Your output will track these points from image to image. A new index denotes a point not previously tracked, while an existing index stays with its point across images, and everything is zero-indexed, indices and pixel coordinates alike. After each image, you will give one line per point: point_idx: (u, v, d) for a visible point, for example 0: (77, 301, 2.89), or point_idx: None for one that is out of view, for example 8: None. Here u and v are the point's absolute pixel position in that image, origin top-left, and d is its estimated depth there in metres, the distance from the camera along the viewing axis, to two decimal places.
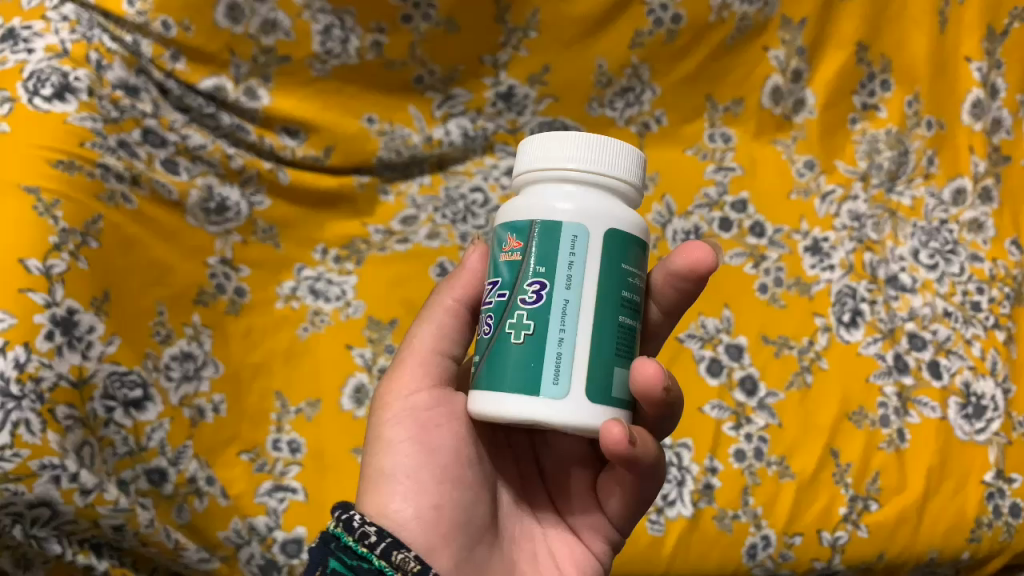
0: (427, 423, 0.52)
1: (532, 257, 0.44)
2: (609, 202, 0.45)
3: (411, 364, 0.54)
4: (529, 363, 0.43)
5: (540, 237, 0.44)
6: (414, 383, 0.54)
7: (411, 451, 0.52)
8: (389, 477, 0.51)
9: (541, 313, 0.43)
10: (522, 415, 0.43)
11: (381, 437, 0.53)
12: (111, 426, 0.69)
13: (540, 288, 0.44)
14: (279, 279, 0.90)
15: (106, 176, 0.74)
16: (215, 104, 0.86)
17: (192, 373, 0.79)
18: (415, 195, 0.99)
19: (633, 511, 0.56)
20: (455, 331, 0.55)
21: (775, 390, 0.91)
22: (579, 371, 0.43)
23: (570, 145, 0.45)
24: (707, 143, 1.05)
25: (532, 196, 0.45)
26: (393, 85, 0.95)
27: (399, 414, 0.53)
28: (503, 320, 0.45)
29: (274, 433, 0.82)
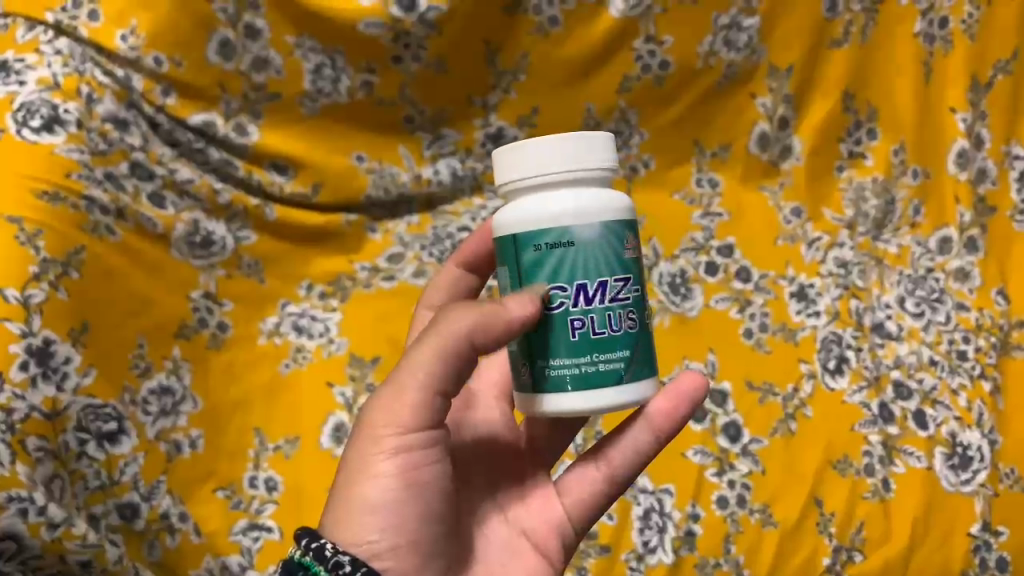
0: (414, 460, 0.51)
1: (622, 255, 0.50)
2: (601, 192, 0.49)
3: (404, 391, 0.50)
4: (637, 352, 0.50)
5: (613, 235, 0.49)
6: (407, 417, 0.50)
7: (393, 485, 0.51)
8: (366, 508, 0.50)
9: (641, 302, 0.51)
10: (650, 391, 0.51)
11: (361, 462, 0.51)
12: (83, 459, 0.68)
13: (626, 282, 0.50)
14: (262, 314, 0.91)
15: (91, 209, 0.74)
16: (204, 139, 0.87)
17: (169, 408, 0.79)
18: (403, 233, 1.00)
19: (591, 512, 0.59)
20: (454, 365, 0.50)
21: (759, 436, 0.91)
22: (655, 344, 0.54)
23: (557, 149, 0.49)
24: (694, 188, 1.07)
25: (528, 203, 0.49)
26: (383, 124, 0.96)
27: (385, 446, 0.51)
28: (608, 318, 0.49)
29: (251, 469, 0.81)
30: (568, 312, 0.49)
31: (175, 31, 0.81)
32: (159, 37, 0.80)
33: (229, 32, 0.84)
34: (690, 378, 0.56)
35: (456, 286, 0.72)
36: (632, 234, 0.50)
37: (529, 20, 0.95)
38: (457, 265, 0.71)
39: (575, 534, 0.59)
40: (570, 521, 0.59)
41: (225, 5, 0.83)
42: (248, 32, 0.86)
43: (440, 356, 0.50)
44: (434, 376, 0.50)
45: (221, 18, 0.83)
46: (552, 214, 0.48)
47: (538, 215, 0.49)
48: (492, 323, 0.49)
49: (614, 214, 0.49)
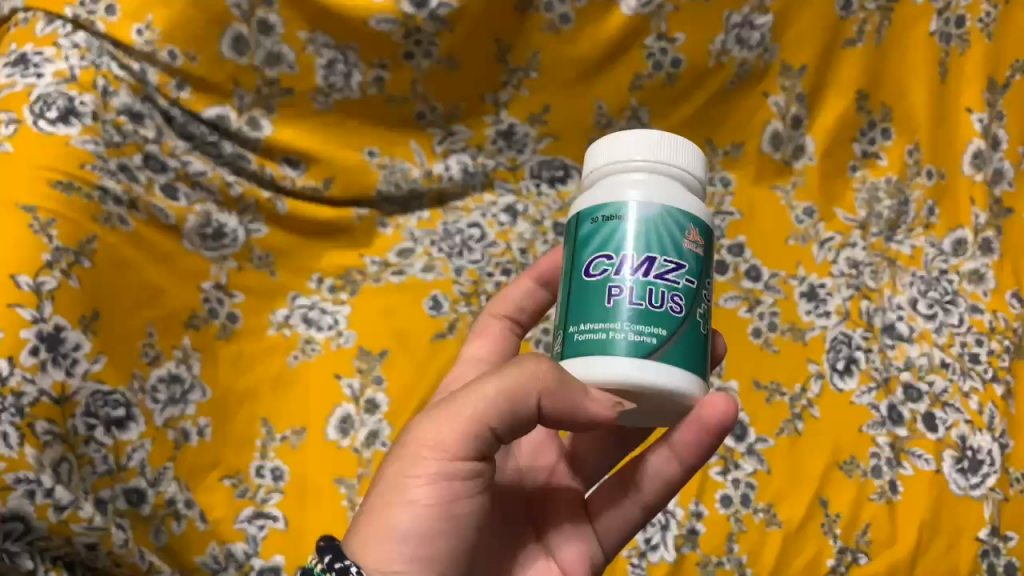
0: (454, 492, 0.47)
1: (680, 243, 0.47)
2: (680, 188, 0.49)
3: (453, 418, 0.46)
4: (678, 340, 0.47)
5: (676, 219, 0.47)
6: (453, 445, 0.46)
7: (429, 516, 0.47)
8: (397, 536, 0.46)
9: (693, 295, 0.48)
10: (686, 387, 0.47)
11: (396, 484, 0.47)
12: (92, 444, 0.69)
13: (681, 269, 0.47)
14: (272, 306, 0.92)
15: (104, 199, 0.76)
16: (218, 132, 0.88)
17: (178, 396, 0.80)
18: (413, 229, 1.01)
19: (623, 534, 0.57)
20: (514, 402, 0.46)
21: (765, 436, 0.90)
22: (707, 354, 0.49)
23: (641, 141, 0.50)
24: (706, 187, 1.06)
25: (602, 184, 0.49)
26: (393, 120, 0.98)
27: (425, 473, 0.47)
28: (651, 293, 0.46)
29: (258, 459, 0.83)
30: (608, 280, 0.47)
31: (190, 27, 0.82)
32: (173, 32, 0.81)
33: (242, 28, 0.85)
34: (711, 402, 0.48)
35: (527, 300, 0.69)
36: (698, 231, 0.48)
37: (540, 17, 0.95)
38: (532, 279, 0.69)
39: (603, 558, 0.57)
40: (599, 544, 0.57)
41: (239, 1, 0.84)
42: (261, 27, 0.86)
43: (502, 394, 0.46)
44: (493, 412, 0.46)
45: (236, 14, 0.84)
46: (620, 194, 0.48)
47: (607, 193, 0.49)
48: (569, 414, 0.45)
49: (690, 208, 0.48)
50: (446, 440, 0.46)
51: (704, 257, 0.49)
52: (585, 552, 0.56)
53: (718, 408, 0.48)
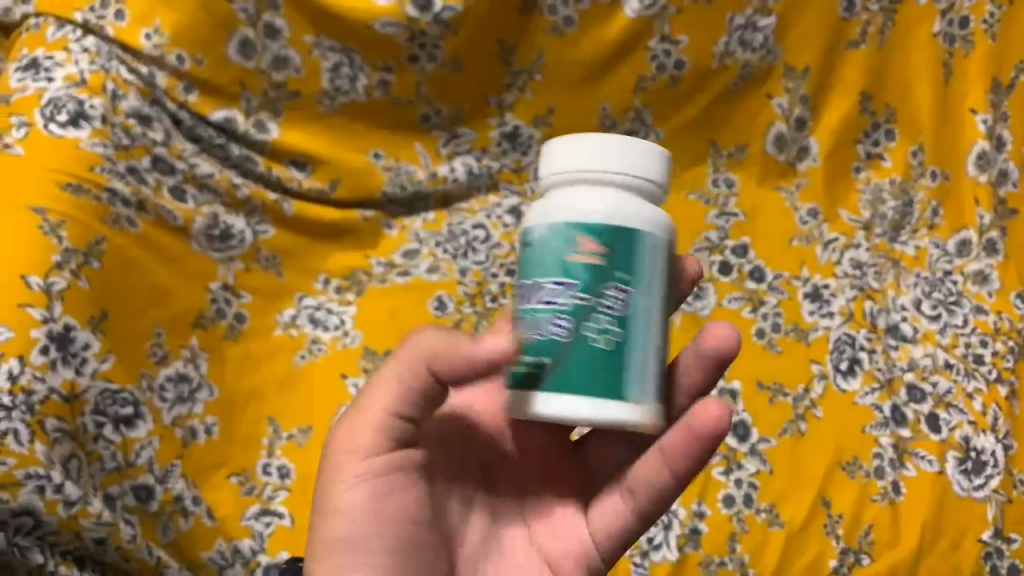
0: (376, 492, 0.54)
1: (621, 266, 0.47)
2: (636, 201, 0.48)
3: (363, 421, 0.53)
4: (620, 368, 0.47)
5: (616, 239, 0.47)
6: (367, 444, 0.53)
7: (363, 512, 0.53)
8: (338, 539, 0.53)
9: (636, 316, 0.47)
10: (610, 417, 0.47)
11: (328, 494, 0.54)
12: (101, 441, 0.70)
13: (623, 292, 0.47)
14: (279, 307, 0.93)
15: (113, 201, 0.77)
16: (225, 135, 0.89)
17: (186, 395, 0.81)
18: (418, 230, 1.02)
19: (624, 539, 0.56)
20: (409, 388, 0.53)
21: (768, 436, 0.91)
22: (652, 373, 0.48)
23: (593, 147, 0.49)
24: (711, 188, 1.07)
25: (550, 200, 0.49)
26: (399, 123, 0.99)
27: (353, 476, 0.54)
28: (588, 323, 0.46)
29: (265, 457, 0.84)
30: (531, 313, 0.48)
31: (198, 31, 0.83)
32: (181, 36, 0.83)
33: (249, 31, 0.86)
34: (702, 409, 0.51)
35: None
36: (631, 247, 0.47)
37: (544, 20, 0.96)
38: None
39: (602, 562, 0.57)
40: (596, 548, 0.56)
41: (246, 5, 0.85)
42: (268, 31, 0.88)
43: (399, 383, 0.53)
44: (382, 406, 0.53)
45: (242, 18, 0.86)
46: (554, 217, 0.48)
47: (550, 212, 0.48)
48: (462, 365, 0.52)
49: (636, 224, 0.47)
50: (360, 445, 0.53)
51: (644, 273, 0.48)
52: (579, 553, 0.56)
53: (715, 410, 0.51)
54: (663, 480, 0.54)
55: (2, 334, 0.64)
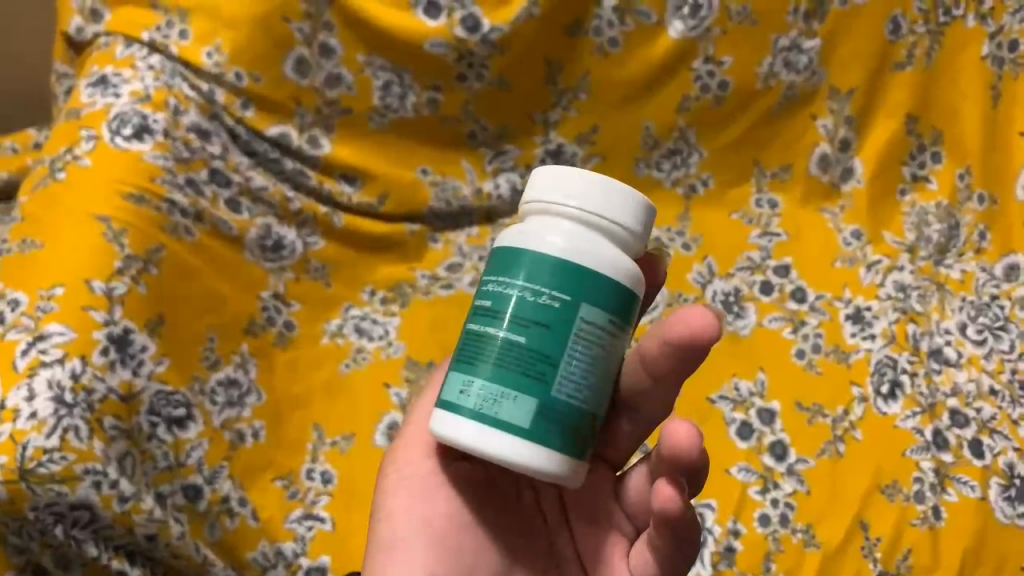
0: (420, 490, 0.59)
1: (484, 282, 0.51)
2: (563, 224, 0.49)
3: (407, 438, 0.61)
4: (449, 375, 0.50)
5: (498, 257, 0.51)
6: (409, 454, 0.60)
7: (406, 519, 0.58)
8: (385, 547, 0.57)
9: (473, 328, 0.49)
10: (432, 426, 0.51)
11: (379, 506, 0.60)
12: (154, 440, 0.73)
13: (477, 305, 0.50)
14: (326, 316, 0.96)
15: (172, 211, 0.80)
16: (279, 150, 0.92)
17: (236, 399, 0.84)
18: (462, 244, 1.05)
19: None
20: None
21: (805, 456, 0.91)
22: (453, 383, 0.49)
23: (576, 185, 0.50)
24: (754, 208, 1.08)
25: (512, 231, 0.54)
26: (446, 140, 1.02)
27: (396, 485, 0.59)
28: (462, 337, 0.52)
29: (309, 462, 0.86)
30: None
31: (255, 50, 0.87)
32: (240, 55, 0.87)
33: (305, 50, 0.90)
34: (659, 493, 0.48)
35: None
36: (497, 263, 0.51)
37: (589, 41, 0.98)
38: None
39: None
40: None
41: (303, 25, 0.89)
42: (323, 51, 0.91)
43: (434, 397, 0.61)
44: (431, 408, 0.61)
45: (298, 38, 0.89)
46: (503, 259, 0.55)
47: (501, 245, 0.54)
48: None
49: (567, 249, 0.48)
50: (404, 448, 0.61)
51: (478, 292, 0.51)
52: None
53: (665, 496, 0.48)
54: (659, 545, 0.51)
55: (65, 334, 0.68)
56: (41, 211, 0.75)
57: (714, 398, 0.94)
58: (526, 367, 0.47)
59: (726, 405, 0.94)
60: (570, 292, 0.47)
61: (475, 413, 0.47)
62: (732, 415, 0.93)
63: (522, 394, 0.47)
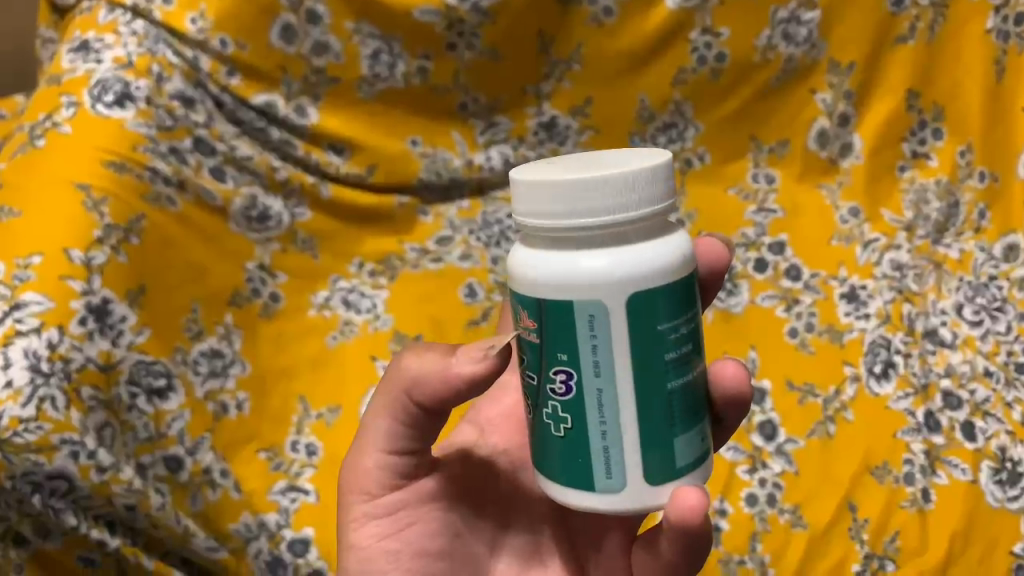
0: (391, 520, 0.59)
1: (557, 349, 0.45)
2: (642, 245, 0.44)
3: (360, 468, 0.58)
4: (577, 458, 0.46)
5: (553, 318, 0.45)
6: (368, 486, 0.58)
7: (375, 547, 0.59)
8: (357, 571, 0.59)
9: (582, 399, 0.45)
10: (585, 504, 0.47)
11: (345, 530, 0.60)
12: (134, 411, 0.73)
13: (568, 377, 0.45)
14: (314, 288, 0.95)
15: (154, 180, 0.79)
16: (266, 119, 0.91)
17: (219, 369, 0.83)
18: (453, 217, 1.05)
19: None
20: (400, 429, 0.57)
21: (795, 436, 0.90)
22: (632, 461, 0.46)
23: (553, 194, 0.43)
24: (751, 183, 1.08)
25: (536, 259, 0.45)
26: (438, 111, 1.01)
27: (360, 515, 0.59)
28: (546, 404, 0.47)
29: (293, 434, 0.86)
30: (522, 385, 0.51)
31: (241, 16, 0.86)
32: (224, 21, 0.85)
33: (291, 17, 0.88)
34: (680, 494, 0.46)
35: None
36: (559, 327, 0.45)
37: (584, 10, 0.98)
38: None
39: None
40: None
41: None
42: (310, 19, 0.89)
43: (388, 428, 0.57)
44: (384, 438, 0.58)
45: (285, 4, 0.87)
46: (529, 292, 0.46)
47: (536, 288, 0.45)
48: (417, 384, 0.54)
49: (605, 280, 0.43)
50: (364, 478, 0.58)
51: (594, 351, 0.44)
52: None
53: (682, 514, 0.46)
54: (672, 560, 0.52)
55: (42, 303, 0.67)
56: (20, 178, 0.73)
57: None
58: (673, 406, 0.46)
59: None
60: (676, 309, 0.45)
61: (653, 474, 0.46)
62: None
63: (677, 431, 0.46)
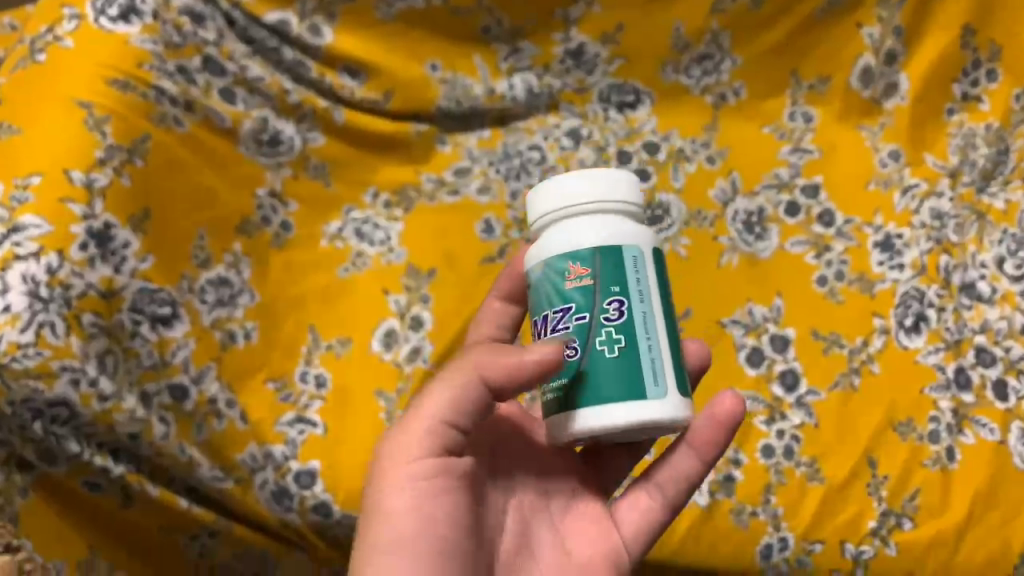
0: (427, 489, 0.52)
1: (608, 283, 0.50)
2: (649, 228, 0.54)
3: (411, 431, 0.52)
4: (631, 372, 0.49)
5: (605, 260, 0.50)
6: (417, 451, 0.52)
7: (410, 518, 0.51)
8: (381, 547, 0.50)
9: (632, 323, 0.50)
10: (640, 419, 0.48)
11: (377, 493, 0.52)
12: (138, 339, 0.71)
13: (620, 304, 0.50)
14: (325, 219, 0.92)
15: (160, 99, 0.76)
16: (279, 38, 0.88)
17: (227, 299, 0.81)
18: (472, 147, 1.01)
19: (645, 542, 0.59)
20: (465, 399, 0.52)
21: (817, 388, 0.87)
22: (671, 374, 0.50)
23: (591, 178, 0.51)
24: (786, 122, 1.02)
25: (576, 221, 0.51)
26: (460, 34, 0.98)
27: (399, 480, 0.52)
28: (592, 337, 0.50)
29: (303, 364, 0.84)
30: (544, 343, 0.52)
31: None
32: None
33: None
34: (725, 398, 0.57)
35: (502, 319, 0.70)
36: (612, 263, 0.50)
37: None
38: (498, 298, 0.71)
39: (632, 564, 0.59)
40: (626, 551, 0.58)
41: None
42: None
43: (452, 395, 0.52)
44: (446, 404, 0.52)
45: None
46: (568, 245, 0.50)
47: (574, 242, 0.50)
48: (497, 365, 0.51)
49: (637, 236, 0.51)
50: (414, 438, 0.52)
51: (637, 282, 0.50)
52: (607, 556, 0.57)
53: (727, 405, 0.57)
54: (690, 470, 0.59)
55: (40, 227, 0.65)
56: (20, 97, 0.70)
57: (726, 323, 0.90)
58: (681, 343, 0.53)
59: (737, 330, 0.89)
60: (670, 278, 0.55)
61: (683, 389, 0.51)
62: (742, 341, 0.89)
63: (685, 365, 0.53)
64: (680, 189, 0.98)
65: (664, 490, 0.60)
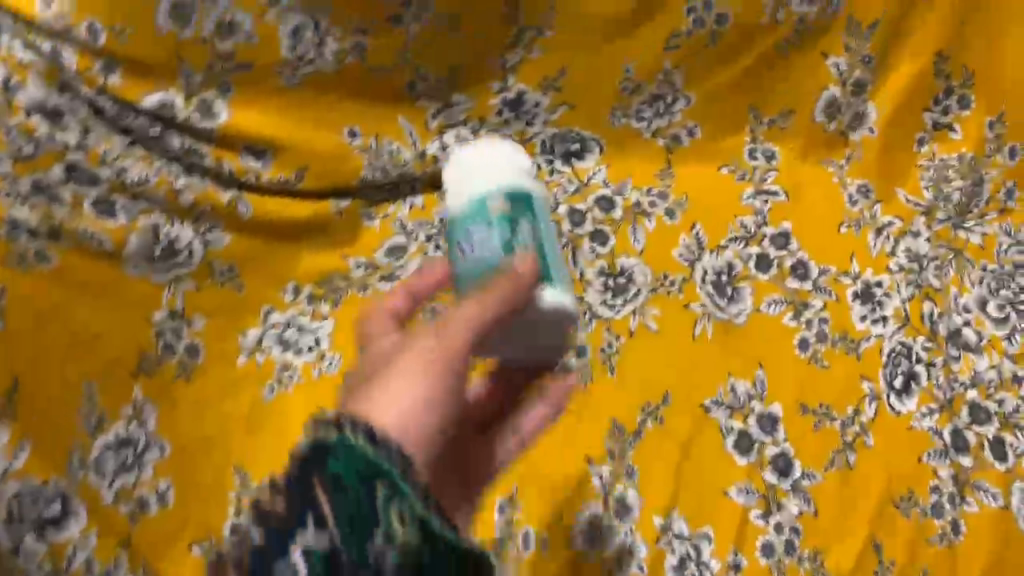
0: (444, 383, 0.50)
1: (518, 206, 0.57)
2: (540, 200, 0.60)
3: (464, 321, 0.50)
4: (543, 259, 0.55)
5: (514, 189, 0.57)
6: (458, 332, 0.50)
7: (434, 393, 0.50)
8: (395, 409, 0.48)
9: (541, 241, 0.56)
10: (552, 302, 0.55)
11: (400, 364, 0.51)
12: (22, 553, 0.59)
13: (532, 227, 0.56)
14: (241, 326, 0.77)
15: (15, 233, 0.66)
16: (162, 125, 0.78)
17: (130, 462, 0.65)
18: (404, 218, 0.87)
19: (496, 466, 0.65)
20: (498, 316, 0.51)
21: (812, 470, 0.79)
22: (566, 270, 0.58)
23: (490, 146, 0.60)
24: (747, 161, 0.95)
25: (491, 162, 0.59)
26: (381, 95, 0.87)
27: (437, 353, 0.50)
28: (506, 237, 0.55)
29: (233, 515, 0.65)
30: (461, 256, 0.55)
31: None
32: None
33: None
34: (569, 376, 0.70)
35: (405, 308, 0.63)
36: (520, 192, 0.57)
37: None
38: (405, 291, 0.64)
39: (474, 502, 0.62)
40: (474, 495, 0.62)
41: None
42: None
43: (508, 304, 0.51)
44: (497, 308, 0.51)
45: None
46: (484, 184, 0.57)
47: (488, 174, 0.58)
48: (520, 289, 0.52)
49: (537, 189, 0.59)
50: (451, 330, 0.50)
51: (540, 212, 0.58)
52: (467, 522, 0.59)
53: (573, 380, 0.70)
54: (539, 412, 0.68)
55: None
56: None
57: (708, 405, 0.81)
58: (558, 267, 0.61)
59: (722, 412, 0.81)
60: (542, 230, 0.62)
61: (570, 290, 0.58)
62: (729, 425, 0.80)
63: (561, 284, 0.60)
64: (642, 252, 0.89)
65: (521, 439, 0.68)
